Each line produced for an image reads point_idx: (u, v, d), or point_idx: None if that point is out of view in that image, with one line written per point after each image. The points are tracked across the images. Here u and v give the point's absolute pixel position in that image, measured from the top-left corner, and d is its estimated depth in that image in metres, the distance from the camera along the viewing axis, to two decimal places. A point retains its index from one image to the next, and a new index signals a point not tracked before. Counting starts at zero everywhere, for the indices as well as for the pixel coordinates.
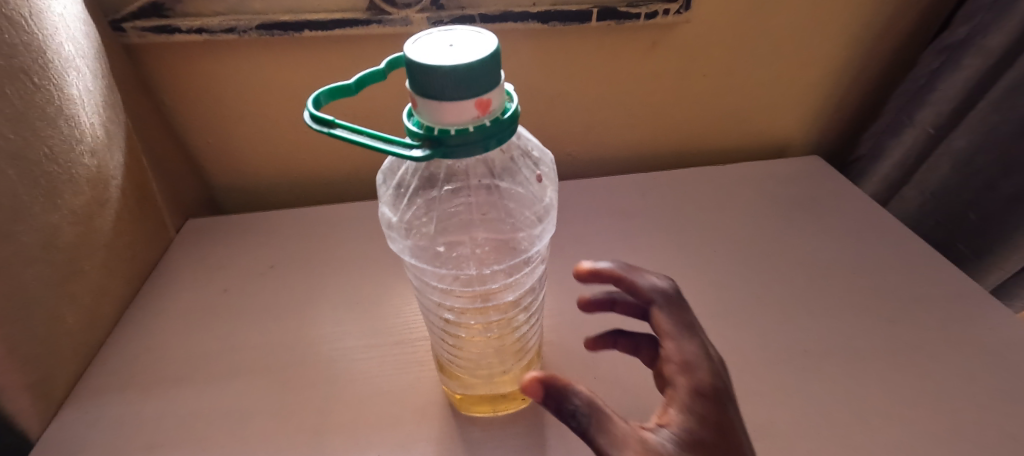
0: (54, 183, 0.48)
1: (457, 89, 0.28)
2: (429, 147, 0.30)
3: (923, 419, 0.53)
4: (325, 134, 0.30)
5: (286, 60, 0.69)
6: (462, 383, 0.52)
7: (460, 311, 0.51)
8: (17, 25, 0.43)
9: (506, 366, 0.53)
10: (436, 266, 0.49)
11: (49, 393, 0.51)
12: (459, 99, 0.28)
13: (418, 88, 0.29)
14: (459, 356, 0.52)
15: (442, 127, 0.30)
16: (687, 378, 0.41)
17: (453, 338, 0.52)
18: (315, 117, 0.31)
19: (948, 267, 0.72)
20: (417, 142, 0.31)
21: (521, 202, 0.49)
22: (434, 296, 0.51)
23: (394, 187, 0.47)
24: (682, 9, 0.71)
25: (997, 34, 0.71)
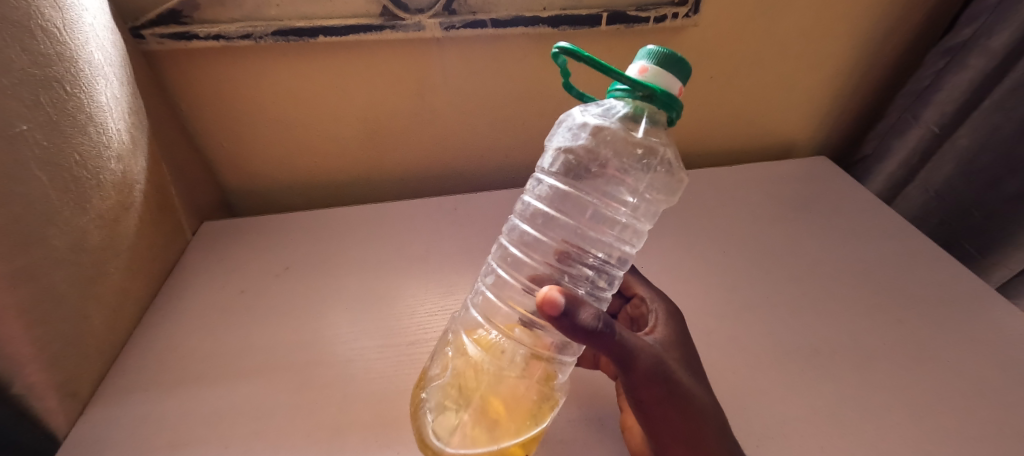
0: (84, 188, 0.49)
1: (676, 68, 0.43)
2: (648, 91, 0.41)
3: (930, 417, 0.54)
4: (585, 52, 0.40)
5: (301, 65, 0.70)
6: (446, 413, 0.47)
7: (531, 264, 0.56)
8: (51, 36, 0.44)
9: (501, 362, 0.50)
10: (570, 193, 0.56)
11: (76, 392, 0.52)
12: (670, 72, 0.43)
13: (648, 59, 0.43)
14: (448, 373, 0.50)
15: (659, 84, 0.42)
16: (656, 304, 0.57)
17: (435, 364, 0.52)
18: (572, 46, 0.41)
19: (953, 265, 0.73)
20: (634, 89, 0.42)
21: (626, 213, 0.56)
22: (547, 218, 0.57)
23: (580, 117, 0.55)
24: (691, 12, 0.72)
25: (1000, 35, 0.72)
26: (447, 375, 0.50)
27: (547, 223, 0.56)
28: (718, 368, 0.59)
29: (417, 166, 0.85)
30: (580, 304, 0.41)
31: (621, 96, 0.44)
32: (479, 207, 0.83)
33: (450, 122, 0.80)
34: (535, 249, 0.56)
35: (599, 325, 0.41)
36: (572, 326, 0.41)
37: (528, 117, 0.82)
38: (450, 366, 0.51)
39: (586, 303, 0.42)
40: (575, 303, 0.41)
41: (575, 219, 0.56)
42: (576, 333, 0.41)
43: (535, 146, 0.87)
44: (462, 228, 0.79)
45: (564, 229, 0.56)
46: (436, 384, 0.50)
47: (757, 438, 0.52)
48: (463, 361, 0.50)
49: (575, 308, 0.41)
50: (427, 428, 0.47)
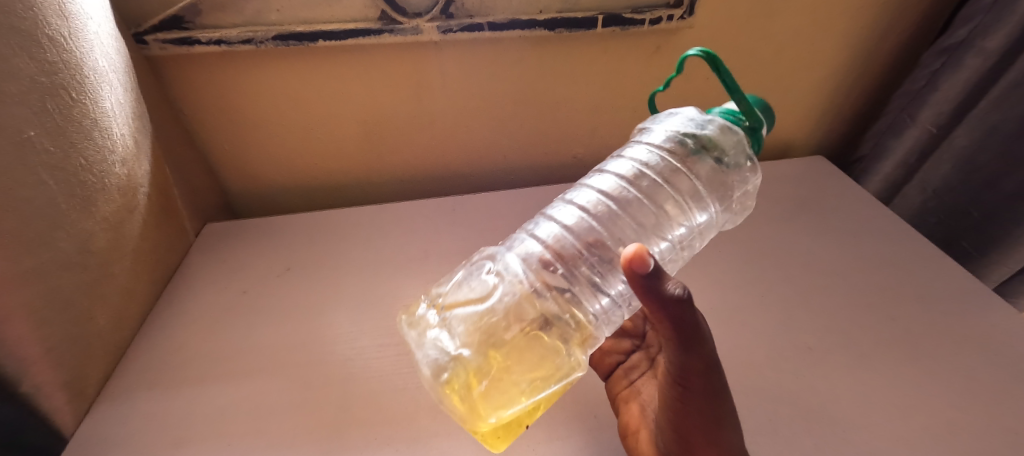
0: (90, 192, 0.50)
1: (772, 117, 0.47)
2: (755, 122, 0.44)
3: (921, 414, 0.55)
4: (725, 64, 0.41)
5: (302, 69, 0.71)
6: (472, 338, 0.46)
7: (564, 238, 0.50)
8: (57, 44, 0.45)
9: (547, 307, 0.48)
10: (643, 190, 0.51)
11: (82, 391, 0.54)
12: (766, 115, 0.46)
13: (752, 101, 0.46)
14: (494, 300, 0.47)
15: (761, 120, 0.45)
16: None
17: (475, 286, 0.50)
18: (714, 53, 0.41)
19: (947, 264, 0.73)
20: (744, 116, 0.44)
21: (672, 227, 0.52)
22: (613, 206, 0.51)
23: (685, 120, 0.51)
24: (686, 14, 0.73)
25: (996, 35, 0.72)
26: (492, 301, 0.48)
27: (612, 209, 0.51)
28: None
29: (416, 168, 0.86)
30: (664, 273, 0.38)
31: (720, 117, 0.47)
32: (477, 208, 0.84)
33: (449, 125, 0.81)
34: (583, 222, 0.51)
35: (682, 297, 0.38)
36: (653, 291, 0.37)
37: (525, 118, 0.83)
38: (496, 292, 0.48)
39: (669, 273, 0.39)
40: (660, 269, 0.38)
41: (631, 211, 0.51)
42: (652, 298, 0.38)
43: (533, 147, 0.88)
44: (460, 228, 0.80)
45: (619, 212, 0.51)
46: (472, 305, 0.47)
47: (750, 435, 0.53)
48: (514, 290, 0.48)
49: (660, 273, 0.37)
50: (441, 343, 0.45)
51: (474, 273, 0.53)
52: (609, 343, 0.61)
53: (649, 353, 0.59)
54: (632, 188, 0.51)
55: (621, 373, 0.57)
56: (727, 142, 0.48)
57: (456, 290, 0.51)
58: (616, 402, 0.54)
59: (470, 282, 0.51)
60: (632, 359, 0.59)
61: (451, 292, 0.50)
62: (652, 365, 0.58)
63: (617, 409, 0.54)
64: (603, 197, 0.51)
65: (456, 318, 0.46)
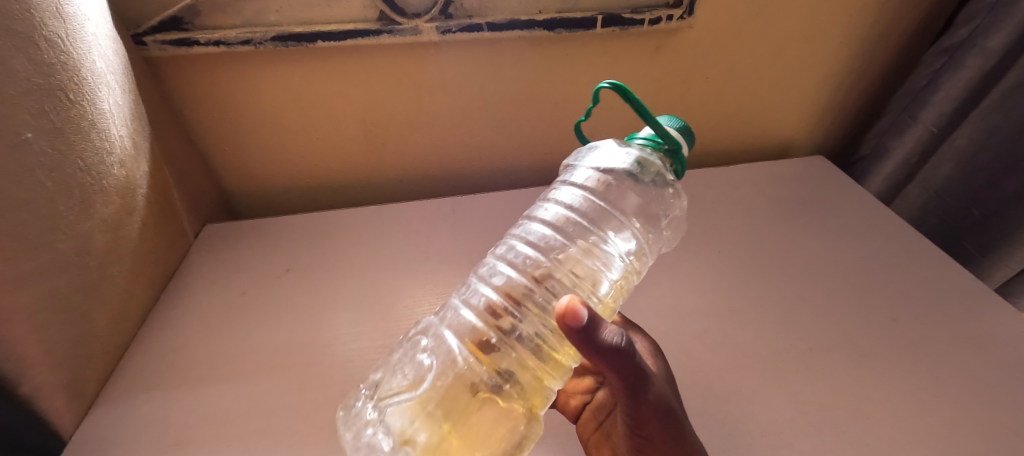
0: (88, 193, 0.50)
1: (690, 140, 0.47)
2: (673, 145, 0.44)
3: (923, 415, 0.55)
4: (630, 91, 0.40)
5: (301, 70, 0.71)
6: (408, 438, 0.43)
7: (538, 261, 0.50)
8: (55, 46, 0.45)
9: (482, 377, 0.46)
10: (590, 216, 0.53)
11: (81, 393, 0.54)
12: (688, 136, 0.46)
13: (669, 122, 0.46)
14: (425, 386, 0.45)
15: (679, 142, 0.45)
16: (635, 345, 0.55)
17: (404, 372, 0.48)
18: (624, 85, 0.40)
19: (949, 264, 0.73)
20: (663, 140, 0.44)
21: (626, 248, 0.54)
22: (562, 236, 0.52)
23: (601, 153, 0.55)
24: (686, 14, 0.73)
25: (998, 35, 0.72)
26: (426, 388, 0.45)
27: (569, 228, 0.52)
28: (714, 368, 0.59)
29: (415, 168, 0.86)
30: (600, 321, 0.38)
31: (641, 144, 0.46)
32: (476, 208, 0.84)
33: (448, 126, 0.81)
34: (551, 241, 0.52)
35: (620, 343, 0.39)
36: (592, 342, 0.38)
37: (525, 119, 0.83)
38: (430, 376, 0.46)
39: (605, 320, 0.39)
40: (594, 318, 0.38)
41: (586, 237, 0.52)
42: (591, 349, 0.38)
43: (533, 148, 0.88)
44: (460, 229, 0.80)
45: (574, 238, 0.52)
46: (403, 396, 0.45)
47: (751, 436, 0.53)
48: (444, 369, 0.46)
49: (596, 323, 0.38)
50: (377, 452, 0.43)
51: (410, 353, 0.51)
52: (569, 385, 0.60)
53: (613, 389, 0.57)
54: (595, 199, 0.53)
55: (589, 415, 0.55)
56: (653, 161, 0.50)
57: (390, 378, 0.49)
58: (588, 449, 0.52)
59: (404, 367, 0.49)
60: (597, 398, 0.57)
61: (386, 381, 0.49)
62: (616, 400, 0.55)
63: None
64: (552, 229, 0.53)
65: (391, 416, 0.44)
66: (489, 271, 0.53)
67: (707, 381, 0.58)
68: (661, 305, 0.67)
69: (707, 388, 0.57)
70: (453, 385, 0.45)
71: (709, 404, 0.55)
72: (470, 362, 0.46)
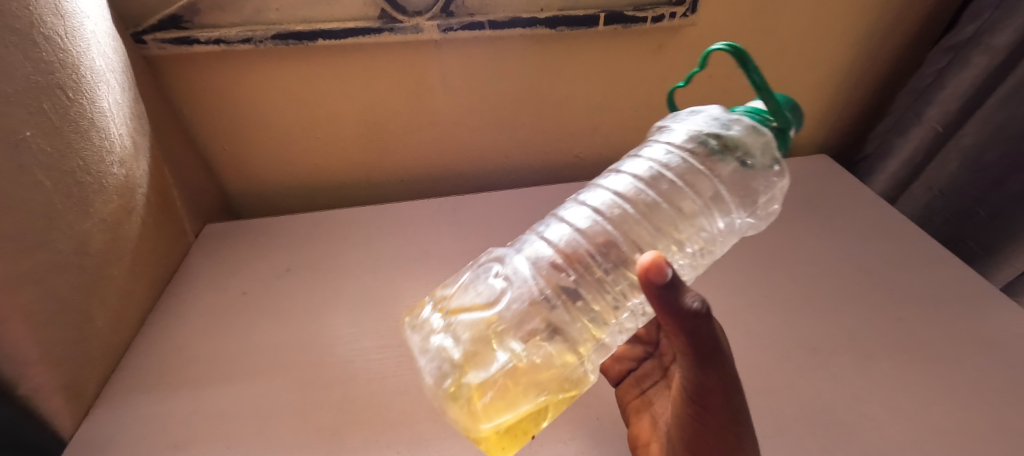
0: (87, 193, 0.50)
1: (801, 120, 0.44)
2: (781, 121, 0.41)
3: (928, 416, 0.54)
4: (746, 52, 0.38)
5: (301, 69, 0.71)
6: (474, 350, 0.45)
7: (579, 241, 0.47)
8: (53, 43, 0.45)
9: (552, 312, 0.46)
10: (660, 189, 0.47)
11: (80, 393, 0.53)
12: (795, 114, 0.43)
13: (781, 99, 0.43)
14: (500, 307, 0.46)
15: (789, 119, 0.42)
16: None
17: (482, 290, 0.49)
18: (742, 48, 0.39)
19: (954, 263, 0.72)
20: (772, 115, 0.41)
21: (697, 229, 0.48)
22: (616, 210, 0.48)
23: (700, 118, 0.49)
24: (689, 12, 0.72)
25: (1003, 32, 0.71)
26: (498, 307, 0.46)
27: (618, 212, 0.47)
28: None
29: (417, 167, 0.86)
30: (683, 285, 0.36)
31: (743, 116, 0.44)
32: (478, 207, 0.84)
33: (449, 125, 0.81)
34: (617, 208, 0.48)
35: (699, 309, 0.36)
36: (672, 304, 0.35)
37: (527, 117, 0.83)
38: (505, 298, 0.47)
39: (688, 285, 0.37)
40: (678, 280, 0.35)
41: (649, 210, 0.47)
42: (670, 310, 0.36)
43: (534, 146, 0.87)
44: (461, 228, 0.79)
45: (643, 211, 0.47)
46: (479, 309, 0.47)
47: (755, 437, 0.52)
48: (522, 297, 0.46)
49: (679, 285, 0.35)
50: (446, 354, 0.45)
51: (483, 275, 0.52)
52: (621, 350, 0.60)
53: (660, 363, 0.58)
54: (671, 172, 0.47)
55: (632, 382, 0.56)
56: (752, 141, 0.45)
57: (464, 293, 0.50)
58: (625, 410, 0.53)
59: (477, 286, 0.51)
60: (643, 369, 0.58)
61: (460, 295, 0.50)
62: (664, 374, 0.56)
63: (627, 418, 0.53)
64: (619, 199, 0.48)
65: (461, 324, 0.46)
66: (526, 244, 0.51)
67: None
68: None
69: None
70: (523, 311, 0.46)
71: None
72: (543, 295, 0.46)
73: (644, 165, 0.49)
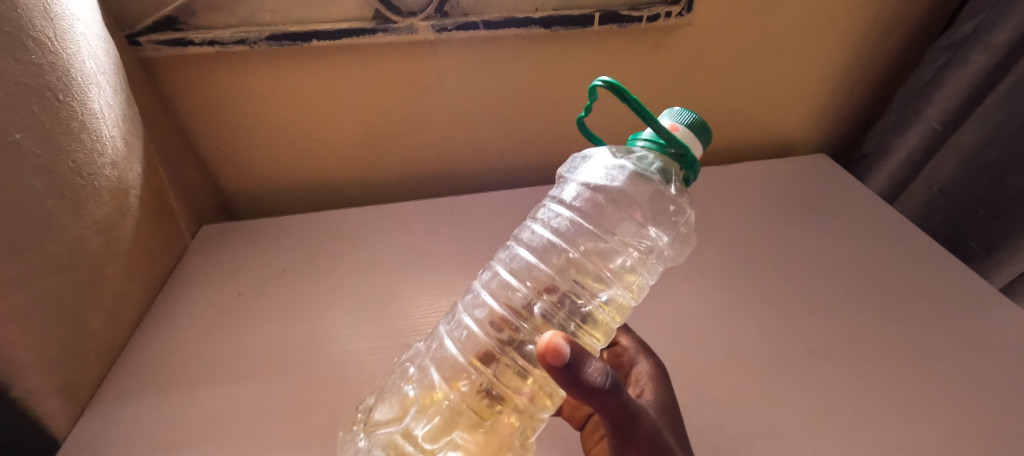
0: (79, 195, 0.50)
1: (705, 137, 0.41)
2: (681, 148, 0.39)
3: (925, 417, 0.54)
4: (614, 87, 0.36)
5: (296, 69, 0.71)
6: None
7: (536, 268, 0.49)
8: (42, 46, 0.45)
9: (454, 407, 0.46)
10: (578, 233, 0.49)
11: (75, 394, 0.53)
12: (698, 133, 0.41)
13: (677, 117, 0.41)
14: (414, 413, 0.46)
15: (687, 143, 0.40)
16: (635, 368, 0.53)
17: (393, 400, 0.48)
18: (618, 82, 0.36)
19: (954, 263, 0.72)
20: (667, 142, 0.39)
21: (627, 259, 0.49)
22: (546, 254, 0.49)
23: (599, 156, 0.50)
24: (685, 11, 0.72)
25: (1003, 29, 0.71)
26: (409, 423, 0.46)
27: (546, 251, 0.49)
28: (713, 368, 0.59)
29: (412, 168, 0.86)
30: (586, 356, 0.36)
31: (643, 146, 0.41)
32: (474, 208, 0.83)
33: (444, 125, 0.81)
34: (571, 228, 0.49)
35: (604, 384, 0.36)
36: (574, 380, 0.36)
37: (522, 118, 0.82)
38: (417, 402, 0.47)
39: (591, 355, 0.37)
40: (580, 354, 0.36)
41: (580, 249, 0.49)
42: (575, 388, 0.36)
43: (531, 147, 0.87)
44: (457, 229, 0.79)
45: (567, 260, 0.48)
46: (393, 425, 0.46)
47: (751, 439, 0.52)
48: (437, 389, 0.47)
49: (580, 358, 0.36)
50: None
51: (398, 381, 0.51)
52: None
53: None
54: (582, 222, 0.49)
55: (592, 426, 0.52)
56: (658, 170, 0.43)
57: (379, 406, 0.49)
58: None
59: (393, 394, 0.49)
60: None
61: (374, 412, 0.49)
62: None
63: None
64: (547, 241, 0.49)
65: (380, 441, 0.45)
66: (489, 275, 0.51)
67: (707, 383, 0.57)
68: (659, 306, 0.66)
69: (706, 391, 0.56)
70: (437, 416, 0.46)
71: (709, 407, 0.55)
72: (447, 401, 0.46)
73: (557, 220, 0.50)
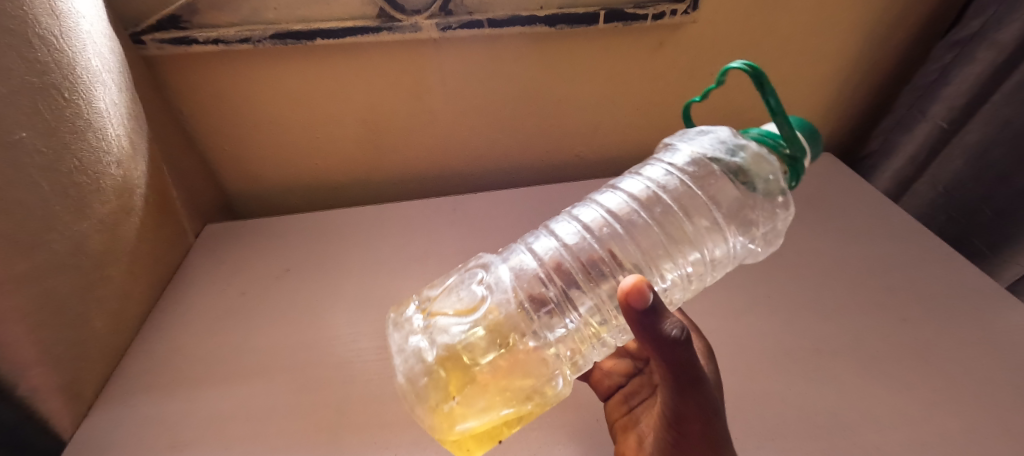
0: (84, 193, 0.50)
1: (815, 153, 0.42)
2: (795, 153, 0.40)
3: (931, 418, 0.54)
4: (757, 72, 0.37)
5: (300, 67, 0.71)
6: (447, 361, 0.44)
7: (563, 254, 0.46)
8: (48, 43, 0.45)
9: (513, 332, 0.45)
10: (659, 210, 0.46)
11: (79, 394, 0.53)
12: (812, 144, 0.41)
13: (798, 126, 0.42)
14: (481, 313, 0.45)
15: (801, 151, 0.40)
16: None
17: (463, 293, 0.49)
18: (759, 69, 0.37)
19: (960, 262, 0.72)
20: (785, 142, 0.39)
21: (698, 251, 0.46)
22: (623, 226, 0.46)
23: (703, 135, 0.46)
24: (690, 9, 0.71)
25: (1010, 27, 0.70)
26: (475, 314, 0.46)
27: (615, 227, 0.46)
28: (718, 368, 0.58)
29: (416, 167, 0.85)
30: (663, 310, 0.36)
31: (756, 139, 0.42)
32: (477, 208, 0.83)
33: (448, 124, 0.81)
34: (631, 214, 0.46)
35: (677, 337, 0.36)
36: (649, 328, 0.36)
37: (527, 117, 0.82)
38: (483, 307, 0.46)
39: (668, 310, 0.37)
40: (659, 306, 0.36)
41: (655, 228, 0.45)
42: (649, 335, 0.36)
43: (535, 146, 0.87)
44: (461, 228, 0.79)
45: (651, 223, 0.46)
46: (459, 314, 0.46)
47: (757, 439, 0.52)
48: (501, 304, 0.46)
49: (659, 309, 0.36)
50: (413, 361, 0.43)
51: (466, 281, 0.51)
52: (610, 364, 0.60)
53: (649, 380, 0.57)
54: (686, 189, 0.45)
55: (620, 399, 0.54)
56: (756, 172, 0.43)
57: (445, 297, 0.49)
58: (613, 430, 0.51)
59: (460, 290, 0.50)
60: (633, 385, 0.56)
61: (442, 299, 0.49)
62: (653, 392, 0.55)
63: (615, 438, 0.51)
64: (620, 210, 0.47)
65: (439, 327, 0.45)
66: (533, 241, 0.50)
67: None
68: None
69: None
70: (502, 317, 0.45)
71: None
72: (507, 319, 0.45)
73: (659, 176, 0.46)
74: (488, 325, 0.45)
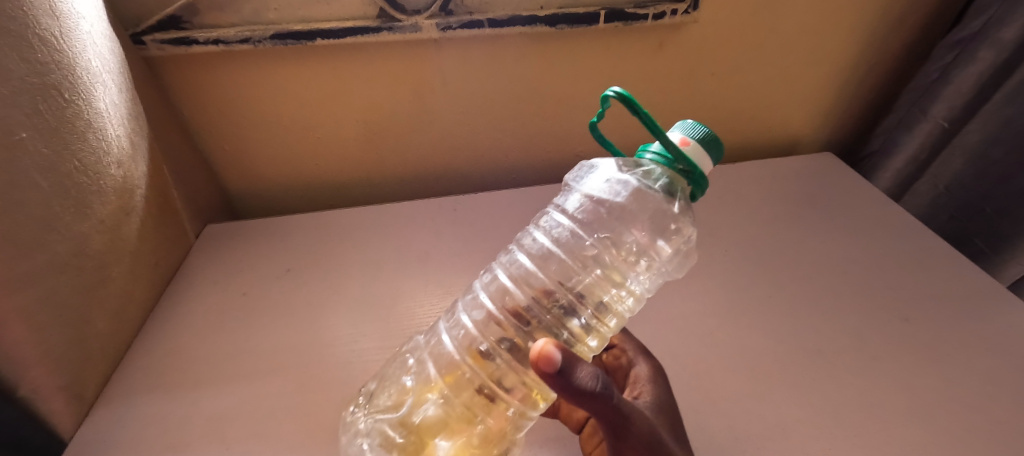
0: (85, 194, 0.50)
1: (716, 153, 0.42)
2: (687, 166, 0.40)
3: (934, 417, 0.54)
4: (626, 98, 0.36)
5: (299, 68, 0.71)
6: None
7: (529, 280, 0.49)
8: (48, 44, 0.45)
9: (453, 411, 0.47)
10: (584, 243, 0.49)
11: (80, 395, 0.53)
12: (708, 149, 0.41)
13: (686, 130, 0.41)
14: (415, 407, 0.47)
15: (695, 159, 0.40)
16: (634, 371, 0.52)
17: (393, 389, 0.50)
18: (630, 93, 0.36)
19: (963, 262, 0.72)
20: (675, 158, 0.40)
21: (631, 271, 0.50)
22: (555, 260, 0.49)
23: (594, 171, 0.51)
24: (690, 9, 0.71)
25: (1011, 26, 0.71)
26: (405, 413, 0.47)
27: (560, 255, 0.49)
28: (719, 368, 0.58)
29: (416, 167, 0.85)
30: (576, 361, 0.37)
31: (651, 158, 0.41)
32: (477, 208, 0.83)
33: (448, 124, 0.80)
34: (568, 240, 0.49)
35: (595, 387, 0.36)
36: (566, 386, 0.36)
37: (527, 117, 0.82)
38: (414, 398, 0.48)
39: (582, 360, 0.37)
40: (570, 360, 0.36)
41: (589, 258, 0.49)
42: (566, 393, 0.36)
43: (535, 146, 0.87)
44: (461, 228, 0.79)
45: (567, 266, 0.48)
46: (390, 414, 0.47)
47: (759, 440, 0.51)
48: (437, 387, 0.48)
49: (572, 365, 0.36)
50: None
51: (399, 370, 0.53)
52: None
53: None
54: (597, 220, 0.49)
55: (591, 430, 0.51)
56: None
57: (381, 391, 0.51)
58: None
59: (392, 382, 0.51)
60: None
61: (377, 394, 0.51)
62: None
63: None
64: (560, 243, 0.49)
65: (379, 426, 0.47)
66: (489, 278, 0.53)
67: (714, 383, 0.57)
68: (665, 306, 0.66)
69: (714, 392, 0.56)
70: (442, 401, 0.47)
71: (716, 407, 0.54)
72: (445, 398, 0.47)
73: (558, 227, 0.50)
74: (426, 415, 0.47)
